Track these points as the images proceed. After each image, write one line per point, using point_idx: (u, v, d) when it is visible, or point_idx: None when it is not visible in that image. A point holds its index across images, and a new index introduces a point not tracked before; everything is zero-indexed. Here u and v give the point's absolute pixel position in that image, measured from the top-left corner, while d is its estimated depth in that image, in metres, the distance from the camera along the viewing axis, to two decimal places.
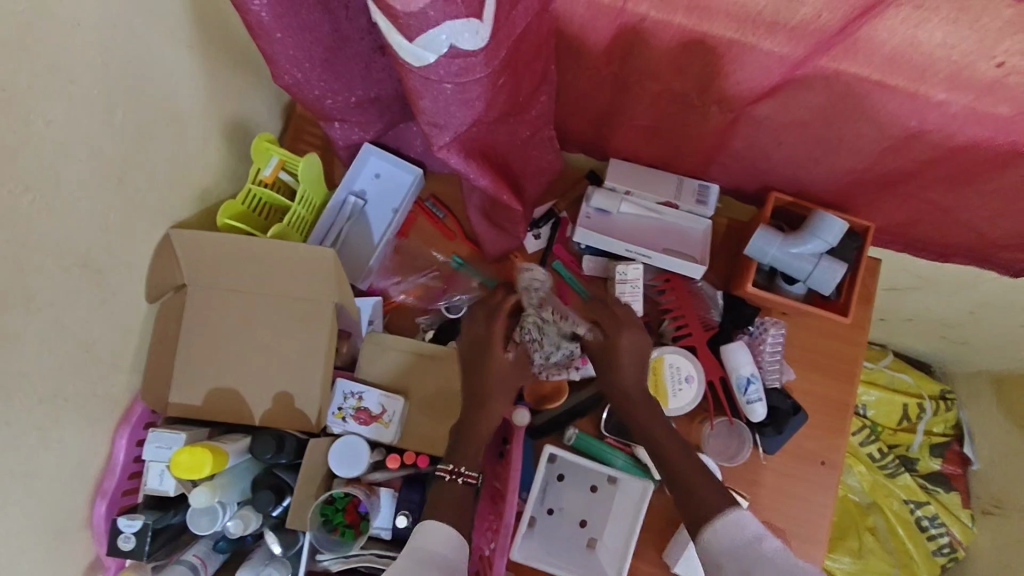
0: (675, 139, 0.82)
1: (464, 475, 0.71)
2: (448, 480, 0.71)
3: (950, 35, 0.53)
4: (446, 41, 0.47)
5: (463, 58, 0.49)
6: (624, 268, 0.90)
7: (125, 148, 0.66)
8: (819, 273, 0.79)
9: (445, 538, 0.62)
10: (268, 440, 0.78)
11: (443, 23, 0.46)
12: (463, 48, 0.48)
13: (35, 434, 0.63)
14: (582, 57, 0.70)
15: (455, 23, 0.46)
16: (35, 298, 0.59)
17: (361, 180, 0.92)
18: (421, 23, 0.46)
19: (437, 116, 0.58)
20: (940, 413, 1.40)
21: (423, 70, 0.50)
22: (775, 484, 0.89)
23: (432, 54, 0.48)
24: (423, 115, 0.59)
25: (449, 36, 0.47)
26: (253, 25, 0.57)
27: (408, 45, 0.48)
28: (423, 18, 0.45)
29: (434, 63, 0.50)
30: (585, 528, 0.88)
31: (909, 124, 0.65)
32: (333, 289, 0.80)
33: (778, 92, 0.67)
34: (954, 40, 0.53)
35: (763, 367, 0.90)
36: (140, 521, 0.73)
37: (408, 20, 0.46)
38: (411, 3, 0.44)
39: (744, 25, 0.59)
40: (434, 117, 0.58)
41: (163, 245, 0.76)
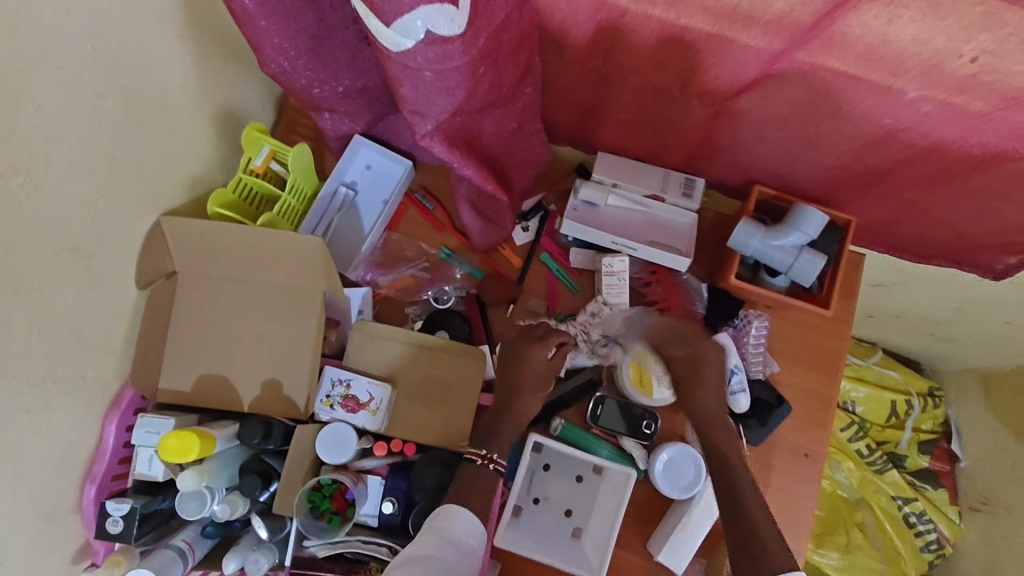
0: (659, 133, 0.83)
1: (495, 462, 0.76)
2: (479, 464, 0.75)
3: (922, 32, 0.54)
4: (422, 28, 0.49)
5: (441, 45, 0.51)
6: (610, 260, 0.90)
7: (114, 138, 0.67)
8: (800, 265, 0.80)
9: (467, 526, 0.65)
10: (256, 425, 0.79)
11: (416, 8, 0.47)
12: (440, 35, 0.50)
13: (23, 417, 0.64)
14: (566, 52, 0.71)
15: (429, 8, 0.47)
16: (24, 284, 0.60)
17: (352, 172, 0.93)
18: (395, 8, 0.47)
19: (418, 104, 0.59)
20: (928, 410, 1.41)
21: (400, 56, 0.52)
22: (758, 474, 0.91)
23: (410, 40, 0.50)
24: (406, 103, 0.60)
25: (425, 23, 0.48)
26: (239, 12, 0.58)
27: (386, 31, 0.49)
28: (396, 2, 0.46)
29: (412, 49, 0.51)
30: (570, 517, 0.89)
31: (885, 121, 0.67)
32: (321, 277, 0.81)
33: (758, 88, 0.68)
34: (926, 36, 0.54)
35: (748, 358, 0.91)
36: (128, 504, 0.74)
37: (384, 6, 0.47)
38: None
39: (721, 19, 0.60)
40: (415, 105, 0.59)
41: (153, 233, 0.77)
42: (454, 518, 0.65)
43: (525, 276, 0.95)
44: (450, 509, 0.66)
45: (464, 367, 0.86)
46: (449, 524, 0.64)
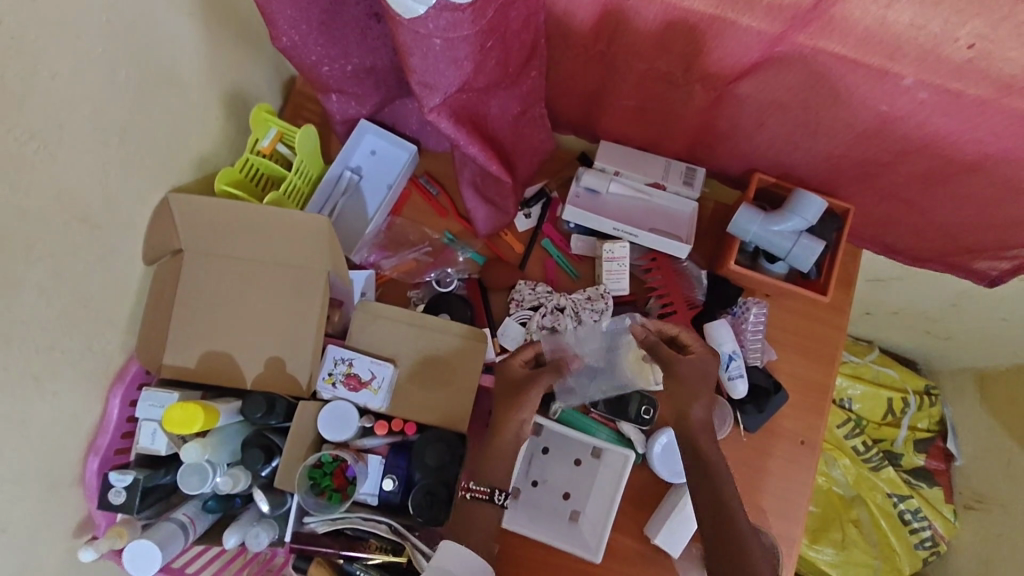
0: (664, 119, 0.84)
1: (474, 490, 0.77)
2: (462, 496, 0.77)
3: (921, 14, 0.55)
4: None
5: (455, 11, 0.52)
6: (611, 246, 0.91)
7: (127, 112, 0.68)
8: (798, 251, 0.81)
9: (462, 563, 0.68)
10: (258, 400, 0.79)
11: None
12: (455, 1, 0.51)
13: (30, 382, 0.65)
14: (571, 36, 0.72)
15: None
16: (37, 252, 0.61)
17: (357, 156, 0.94)
18: None
19: (427, 75, 0.61)
20: (924, 409, 1.42)
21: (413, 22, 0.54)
22: (753, 460, 0.92)
23: (422, 6, 0.52)
24: (415, 75, 0.62)
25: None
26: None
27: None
28: None
29: (424, 15, 0.53)
30: (568, 501, 0.90)
31: (881, 108, 0.68)
32: (326, 257, 0.82)
33: (759, 70, 0.69)
34: (921, 20, 0.55)
35: (746, 346, 0.92)
36: (130, 476, 0.75)
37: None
38: None
39: (724, 1, 0.61)
40: (424, 76, 0.61)
41: (161, 209, 0.78)
42: (450, 553, 0.68)
43: (527, 261, 0.96)
44: (446, 542, 0.69)
45: (466, 348, 0.86)
46: (445, 561, 0.68)
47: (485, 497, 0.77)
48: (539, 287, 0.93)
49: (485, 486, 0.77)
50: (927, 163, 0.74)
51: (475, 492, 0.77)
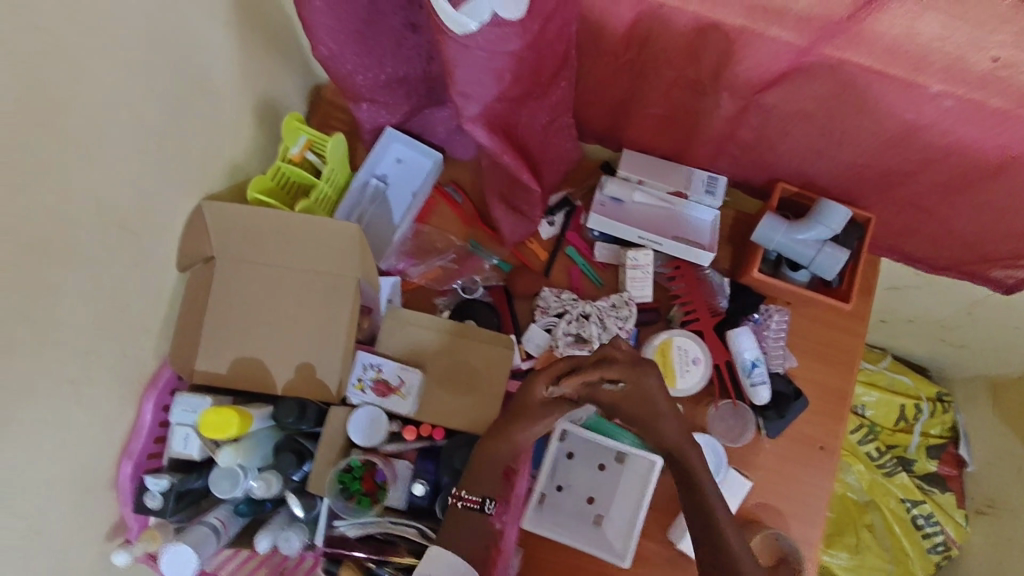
0: (689, 127, 0.85)
1: (464, 498, 0.75)
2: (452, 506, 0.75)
3: (946, 26, 0.56)
4: (490, 11, 0.51)
5: (502, 28, 0.53)
6: (635, 254, 0.93)
7: (163, 121, 0.69)
8: (822, 259, 0.82)
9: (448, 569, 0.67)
10: (291, 405, 0.80)
11: None
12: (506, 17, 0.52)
13: (68, 387, 0.66)
14: (602, 44, 0.74)
15: None
16: (79, 254, 0.62)
17: (382, 164, 0.95)
18: None
19: (468, 85, 0.62)
20: (936, 415, 1.43)
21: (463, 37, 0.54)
22: (774, 466, 0.92)
23: (474, 22, 0.51)
24: (456, 86, 0.63)
25: (494, 6, 0.50)
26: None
27: (454, 13, 0.50)
28: None
29: (476, 31, 0.52)
30: (592, 504, 0.90)
31: (906, 116, 0.68)
32: (356, 264, 0.83)
33: (787, 81, 0.70)
34: (948, 32, 0.57)
35: (768, 352, 0.93)
36: (165, 480, 0.76)
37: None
38: None
39: (754, 12, 0.62)
40: (465, 87, 0.62)
41: (194, 217, 0.79)
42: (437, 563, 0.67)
43: (551, 268, 0.97)
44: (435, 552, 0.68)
45: (493, 354, 0.87)
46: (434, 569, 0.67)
47: (476, 506, 0.74)
48: (564, 294, 0.93)
49: (476, 495, 0.75)
50: (950, 170, 0.74)
51: (466, 500, 0.74)
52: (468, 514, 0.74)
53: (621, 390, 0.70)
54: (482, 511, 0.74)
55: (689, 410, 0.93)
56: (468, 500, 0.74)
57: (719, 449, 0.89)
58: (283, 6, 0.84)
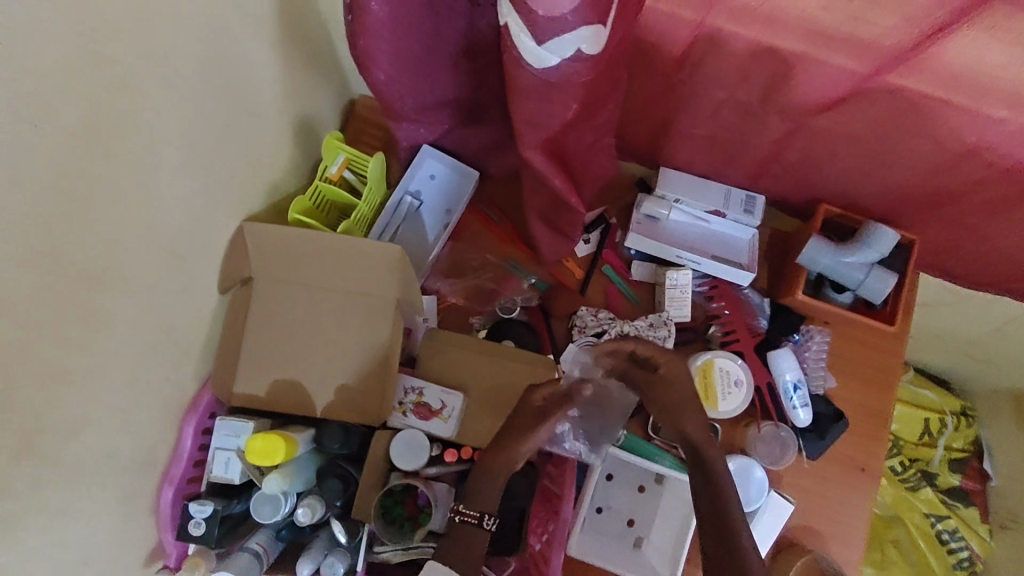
0: (733, 148, 0.84)
1: (462, 513, 0.66)
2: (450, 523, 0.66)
3: (1017, 64, 0.55)
4: (572, 46, 0.50)
5: (581, 62, 0.52)
6: (675, 273, 0.92)
7: (211, 145, 0.68)
8: (871, 281, 0.83)
9: None
10: (336, 430, 0.81)
11: (578, 29, 0.49)
12: (586, 53, 0.51)
13: (117, 416, 0.65)
14: (653, 64, 0.73)
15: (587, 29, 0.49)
16: (132, 282, 0.61)
17: (416, 181, 0.94)
18: (559, 27, 0.48)
19: (536, 116, 0.59)
20: (960, 430, 1.40)
21: (540, 72, 0.53)
22: (814, 488, 0.92)
23: (555, 57, 0.51)
24: (521, 116, 0.60)
25: (575, 41, 0.50)
26: (367, 21, 0.61)
27: (535, 48, 0.50)
28: (563, 23, 0.48)
29: (555, 66, 0.52)
30: (632, 527, 0.90)
31: (966, 138, 0.67)
32: (397, 284, 0.83)
33: (842, 104, 0.69)
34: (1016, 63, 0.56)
35: (808, 373, 0.93)
36: (210, 507, 0.75)
37: (546, 24, 0.48)
38: (555, 8, 0.47)
39: (815, 38, 0.61)
40: (531, 116, 0.59)
41: (235, 240, 0.78)
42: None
43: (588, 286, 0.96)
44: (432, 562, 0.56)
45: (535, 375, 0.86)
46: None
47: (473, 521, 0.65)
48: (601, 314, 0.93)
49: (474, 510, 0.66)
50: (1003, 193, 0.73)
51: (464, 514, 0.66)
52: (464, 529, 0.65)
53: (657, 377, 0.73)
54: (480, 526, 0.65)
55: (729, 431, 0.92)
56: (466, 513, 0.66)
57: (760, 478, 0.88)
58: (323, 24, 0.83)
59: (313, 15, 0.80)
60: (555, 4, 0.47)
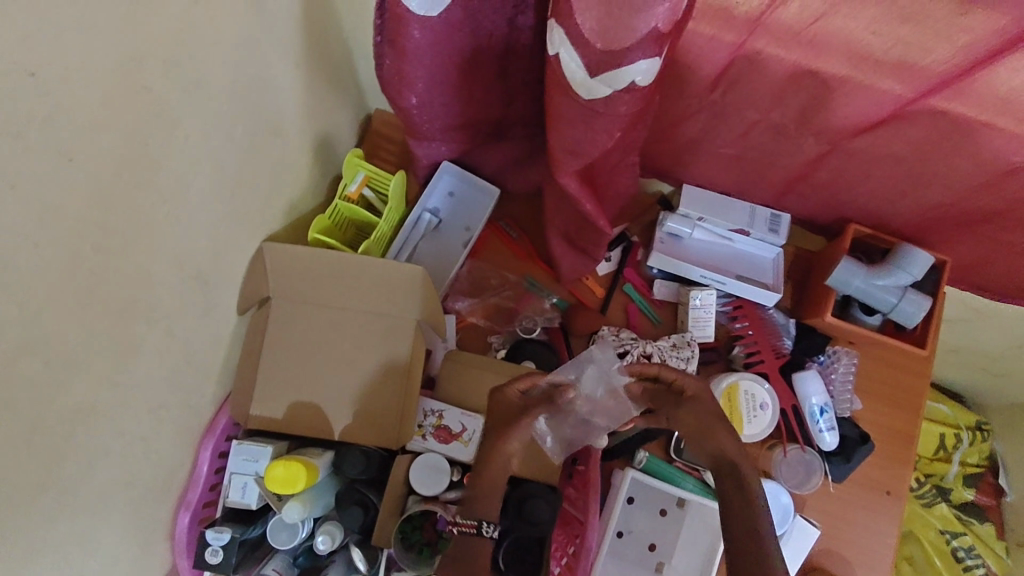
0: (762, 167, 0.82)
1: (460, 524, 0.67)
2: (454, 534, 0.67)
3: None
4: (628, 78, 0.48)
5: (633, 93, 0.50)
6: (698, 293, 0.90)
7: (236, 168, 0.66)
8: (904, 305, 0.82)
9: None
10: (356, 456, 0.78)
11: (637, 64, 0.47)
12: (640, 84, 0.49)
13: (140, 446, 0.63)
14: (687, 83, 0.71)
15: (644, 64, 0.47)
16: (156, 309, 0.60)
17: (434, 199, 0.93)
18: (610, 62, 0.47)
19: (578, 144, 0.57)
20: (975, 444, 1.35)
21: (590, 103, 0.51)
22: (839, 511, 0.90)
23: (606, 89, 0.50)
24: (562, 142, 0.58)
25: (631, 73, 0.48)
26: (402, 45, 0.59)
27: (587, 78, 0.49)
28: (619, 57, 0.47)
29: (605, 96, 0.51)
30: (653, 552, 0.88)
31: (1012, 159, 0.65)
32: (417, 306, 0.81)
33: (883, 128, 0.67)
34: None
35: (835, 397, 0.91)
36: (227, 534, 0.73)
37: (603, 57, 0.47)
38: (616, 42, 0.46)
39: (862, 65, 0.60)
40: (572, 143, 0.57)
41: (255, 261, 0.76)
42: None
43: (608, 305, 0.95)
44: None
45: None
46: None
47: (472, 530, 0.66)
48: (623, 334, 0.90)
49: (471, 518, 0.67)
50: None
51: (463, 525, 0.67)
52: (466, 540, 0.67)
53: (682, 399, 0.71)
54: (481, 534, 0.66)
55: (752, 453, 0.90)
56: (466, 524, 0.67)
57: (789, 504, 0.86)
58: (344, 40, 0.82)
59: (336, 31, 0.78)
60: (614, 37, 0.45)
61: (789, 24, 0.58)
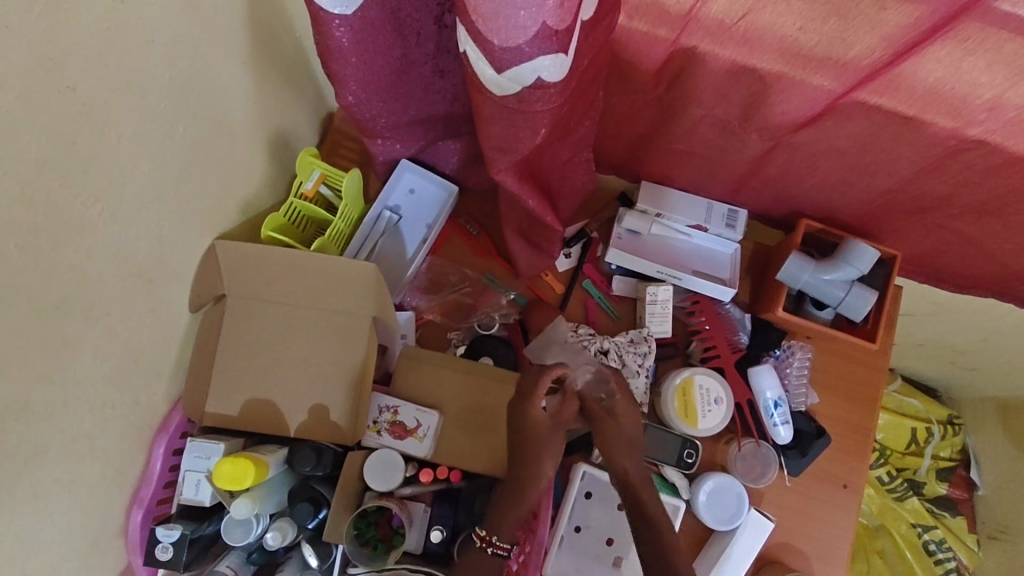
0: (713, 163, 0.83)
1: (495, 544, 0.72)
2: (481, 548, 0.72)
3: (1003, 91, 0.54)
4: (532, 75, 0.50)
5: (544, 89, 0.52)
6: (654, 289, 0.91)
7: (180, 165, 0.66)
8: (851, 299, 0.83)
9: None
10: (307, 452, 0.79)
11: (536, 58, 0.48)
12: (548, 80, 0.50)
13: (84, 442, 0.63)
14: (631, 76, 0.71)
15: (545, 59, 0.48)
16: (94, 306, 0.60)
17: (395, 196, 0.93)
18: (514, 57, 0.48)
19: (507, 141, 0.60)
20: (947, 438, 1.33)
21: (503, 98, 0.53)
22: (796, 504, 0.91)
23: (517, 85, 0.51)
24: (491, 140, 0.61)
25: (536, 70, 0.49)
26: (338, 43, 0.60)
27: (496, 76, 0.51)
28: (518, 53, 0.48)
29: (517, 93, 0.52)
30: (612, 546, 0.86)
31: (949, 145, 0.64)
32: (371, 303, 0.82)
33: (822, 122, 0.68)
34: (987, 79, 0.54)
35: (790, 391, 0.92)
36: (177, 531, 0.73)
37: (502, 54, 0.48)
38: (509, 39, 0.47)
39: (793, 61, 0.60)
40: (504, 142, 0.60)
41: (207, 258, 0.76)
42: None
43: (567, 302, 0.96)
44: None
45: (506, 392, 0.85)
46: None
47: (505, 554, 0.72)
48: (581, 330, 0.91)
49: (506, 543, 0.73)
50: (986, 202, 0.72)
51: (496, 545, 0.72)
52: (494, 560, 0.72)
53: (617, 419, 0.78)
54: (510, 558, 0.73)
55: (709, 449, 0.92)
56: (498, 546, 0.72)
57: (743, 493, 0.87)
58: (296, 40, 0.82)
59: (286, 30, 0.79)
60: (509, 35, 0.47)
61: (719, 19, 0.58)
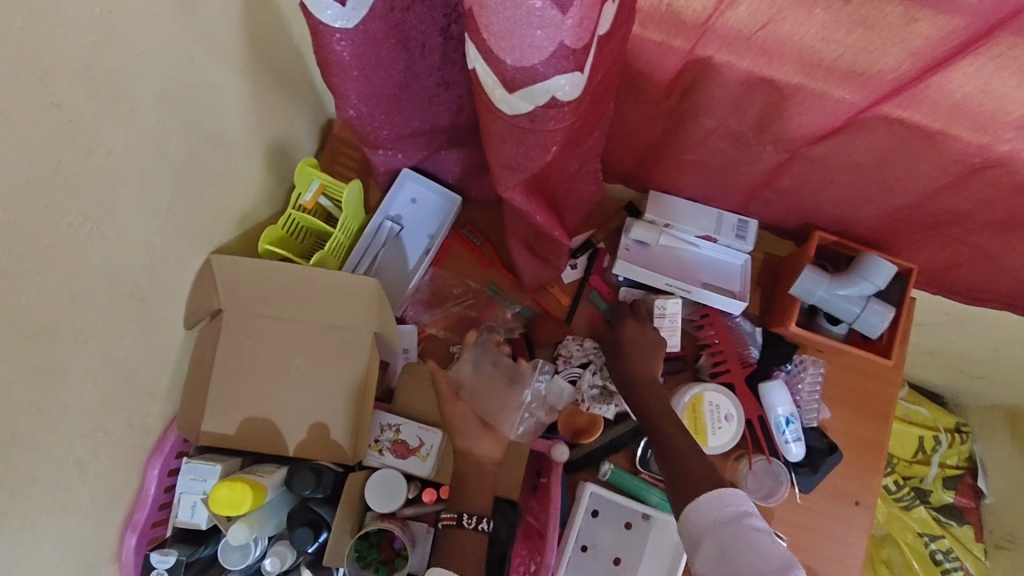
0: (724, 174, 0.81)
1: (444, 518, 0.72)
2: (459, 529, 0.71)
3: None
4: (546, 94, 0.47)
5: (557, 108, 0.49)
6: (663, 302, 0.88)
7: (174, 181, 0.64)
8: (867, 315, 0.81)
9: None
10: (306, 474, 0.74)
11: (551, 78, 0.46)
12: (562, 100, 0.48)
13: (74, 469, 0.61)
14: (642, 86, 0.69)
15: (560, 78, 0.46)
16: (83, 330, 0.57)
17: (397, 206, 0.91)
18: (528, 76, 0.46)
19: (515, 158, 0.57)
20: (954, 446, 1.31)
21: (514, 118, 0.51)
22: (808, 521, 0.88)
23: (528, 104, 0.49)
24: (500, 157, 0.58)
25: (550, 89, 0.47)
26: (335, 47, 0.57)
27: (507, 95, 0.49)
28: (532, 72, 0.46)
29: (529, 112, 0.50)
30: (618, 566, 0.84)
31: (973, 161, 0.62)
32: (373, 317, 0.79)
33: (842, 134, 0.65)
34: (1020, 94, 0.51)
35: (801, 406, 0.89)
36: (172, 557, 0.71)
37: (515, 73, 0.46)
38: (523, 59, 0.45)
39: (812, 73, 0.58)
40: (511, 158, 0.57)
41: (203, 272, 0.73)
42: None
43: (573, 314, 0.93)
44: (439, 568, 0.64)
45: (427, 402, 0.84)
46: None
47: (454, 521, 0.72)
48: (586, 343, 0.89)
49: (453, 512, 0.72)
50: (1007, 217, 0.69)
51: (446, 519, 0.72)
52: (450, 532, 0.71)
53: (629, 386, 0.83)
54: (460, 525, 0.71)
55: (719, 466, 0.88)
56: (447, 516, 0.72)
57: None
58: (293, 45, 0.80)
59: (282, 37, 0.77)
60: (523, 55, 0.44)
61: (737, 29, 0.56)
